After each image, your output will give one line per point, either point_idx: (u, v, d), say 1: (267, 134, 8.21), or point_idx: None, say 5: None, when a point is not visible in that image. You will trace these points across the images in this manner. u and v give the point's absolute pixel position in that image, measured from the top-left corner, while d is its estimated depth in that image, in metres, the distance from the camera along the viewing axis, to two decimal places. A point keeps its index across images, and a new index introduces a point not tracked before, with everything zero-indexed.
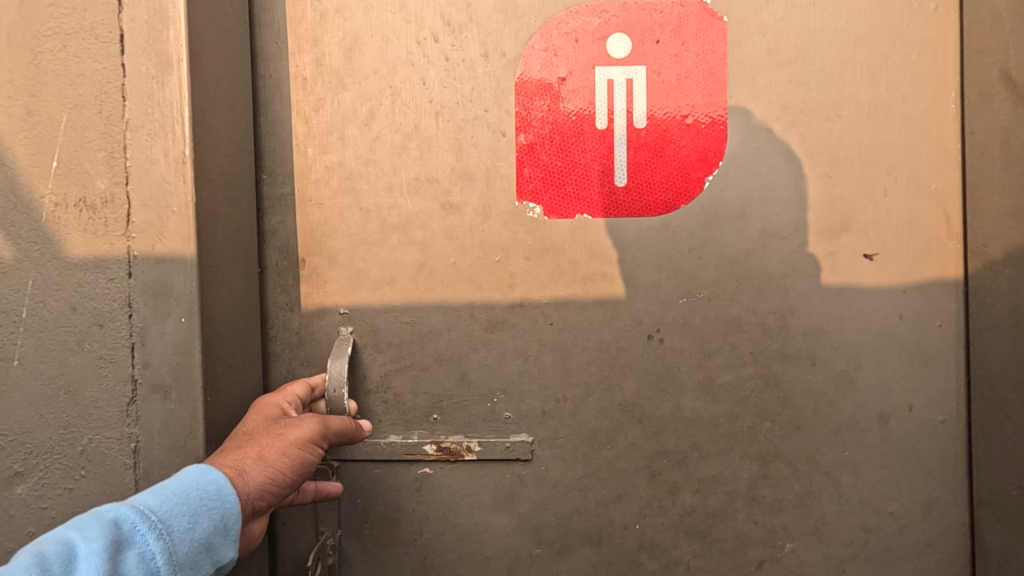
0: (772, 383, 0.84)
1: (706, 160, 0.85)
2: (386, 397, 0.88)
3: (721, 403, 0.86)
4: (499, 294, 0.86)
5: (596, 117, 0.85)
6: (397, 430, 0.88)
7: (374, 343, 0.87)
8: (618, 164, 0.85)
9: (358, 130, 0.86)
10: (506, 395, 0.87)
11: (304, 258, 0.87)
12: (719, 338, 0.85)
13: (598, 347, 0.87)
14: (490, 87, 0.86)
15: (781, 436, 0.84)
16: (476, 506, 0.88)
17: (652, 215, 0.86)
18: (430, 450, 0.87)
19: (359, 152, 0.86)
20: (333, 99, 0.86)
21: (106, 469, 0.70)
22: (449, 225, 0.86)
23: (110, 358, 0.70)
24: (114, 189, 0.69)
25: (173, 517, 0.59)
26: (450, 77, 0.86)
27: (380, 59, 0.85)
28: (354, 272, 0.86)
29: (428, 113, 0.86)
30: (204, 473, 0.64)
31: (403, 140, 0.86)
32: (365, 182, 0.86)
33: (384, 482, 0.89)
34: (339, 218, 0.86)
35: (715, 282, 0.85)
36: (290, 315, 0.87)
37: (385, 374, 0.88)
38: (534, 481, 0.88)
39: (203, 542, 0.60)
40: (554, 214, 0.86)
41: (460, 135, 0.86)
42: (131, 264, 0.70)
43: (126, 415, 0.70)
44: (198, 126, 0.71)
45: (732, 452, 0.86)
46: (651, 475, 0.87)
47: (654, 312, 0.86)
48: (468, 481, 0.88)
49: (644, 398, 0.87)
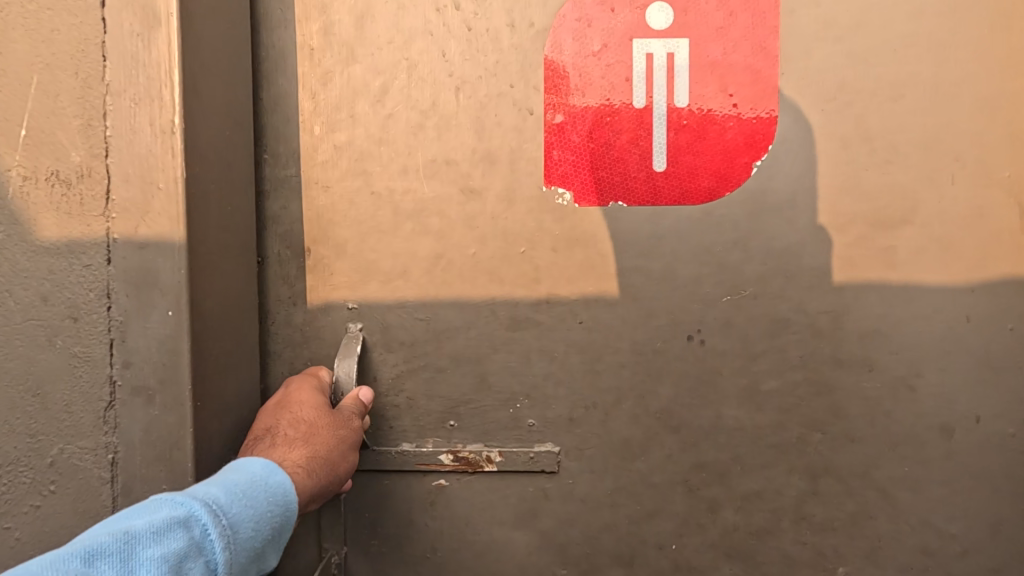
0: (822, 390, 0.77)
1: (753, 143, 0.77)
2: (398, 401, 0.80)
3: (766, 411, 0.78)
4: (523, 290, 0.79)
5: (633, 94, 0.77)
6: (411, 437, 0.80)
7: (386, 342, 0.79)
8: (657, 147, 0.77)
9: (370, 106, 0.78)
10: (530, 400, 0.80)
11: (310, 247, 0.79)
12: (765, 340, 0.78)
13: (632, 348, 0.79)
14: (516, 60, 0.78)
15: (833, 447, 0.77)
16: (494, 521, 0.81)
17: (692, 204, 0.78)
18: (446, 460, 0.80)
19: (370, 131, 0.78)
20: (344, 71, 0.78)
21: (80, 483, 0.62)
22: (469, 212, 0.78)
23: (86, 357, 0.62)
24: (91, 162, 0.62)
25: (239, 523, 0.55)
26: (472, 48, 0.78)
27: (395, 29, 0.78)
28: (364, 264, 0.79)
29: (447, 88, 0.78)
30: (274, 474, 0.60)
31: (420, 118, 0.78)
32: (377, 163, 0.78)
33: (396, 493, 0.81)
34: (349, 204, 0.78)
35: (762, 278, 0.78)
36: (294, 310, 0.79)
37: (397, 376, 0.80)
38: (560, 495, 0.80)
39: (259, 551, 0.57)
40: (585, 201, 0.78)
41: (483, 113, 0.78)
42: (110, 249, 0.62)
43: (103, 422, 0.62)
44: (191, 94, 0.63)
45: (779, 465, 0.78)
46: (688, 489, 0.80)
47: (693, 310, 0.79)
48: (486, 494, 0.81)
49: (681, 404, 0.79)
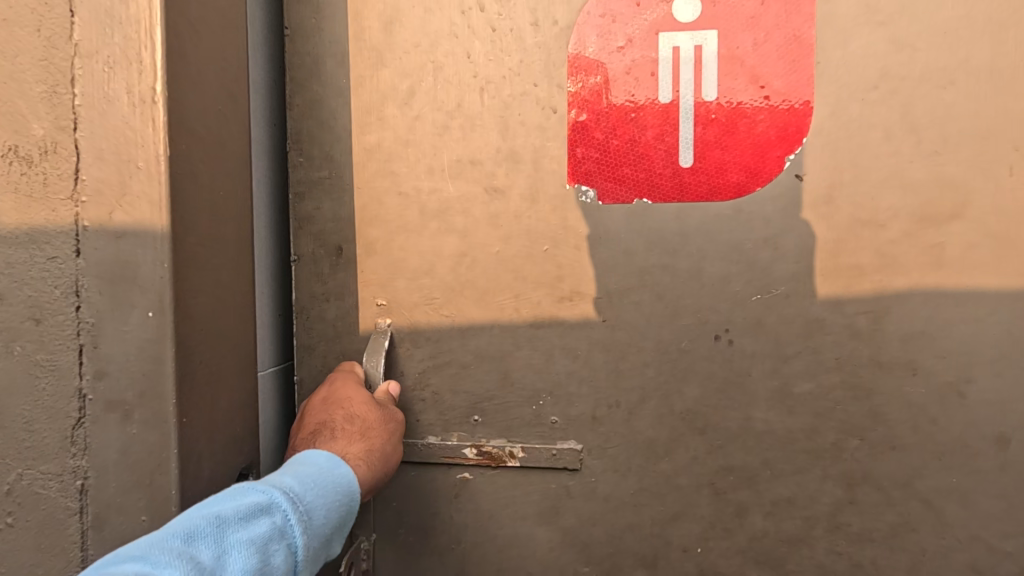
0: (861, 396, 0.72)
1: (785, 136, 0.72)
2: (423, 396, 0.74)
3: (799, 415, 0.73)
4: (544, 290, 0.72)
5: (659, 89, 0.71)
6: (435, 430, 0.75)
7: (412, 337, 0.74)
8: (684, 143, 0.72)
9: (398, 109, 0.72)
10: (553, 397, 0.73)
11: (342, 245, 0.74)
12: (800, 341, 0.73)
13: (657, 349, 0.73)
14: (540, 59, 0.71)
15: (872, 455, 0.72)
16: (517, 517, 0.75)
17: (721, 199, 0.73)
18: (470, 454, 0.74)
19: (398, 133, 0.73)
20: (371, 75, 0.72)
21: (44, 514, 0.54)
22: (493, 212, 0.72)
23: (53, 367, 0.54)
24: (57, 135, 0.53)
25: (315, 509, 0.54)
26: (497, 48, 0.71)
27: (422, 33, 0.72)
28: (393, 260, 0.73)
29: (472, 89, 0.71)
30: (337, 465, 0.58)
31: (445, 120, 0.72)
32: (404, 164, 0.73)
33: (421, 486, 0.76)
34: (376, 204, 0.73)
35: (796, 277, 0.73)
36: (326, 306, 0.75)
37: (422, 371, 0.74)
38: (582, 492, 0.74)
39: (327, 538, 0.55)
40: (610, 200, 0.72)
41: (506, 113, 0.71)
42: (79, 239, 0.54)
43: (71, 444, 0.54)
44: (176, 58, 0.55)
45: (812, 471, 0.73)
46: (715, 493, 0.74)
47: (721, 309, 0.73)
48: (510, 490, 0.75)
49: (707, 406, 0.74)
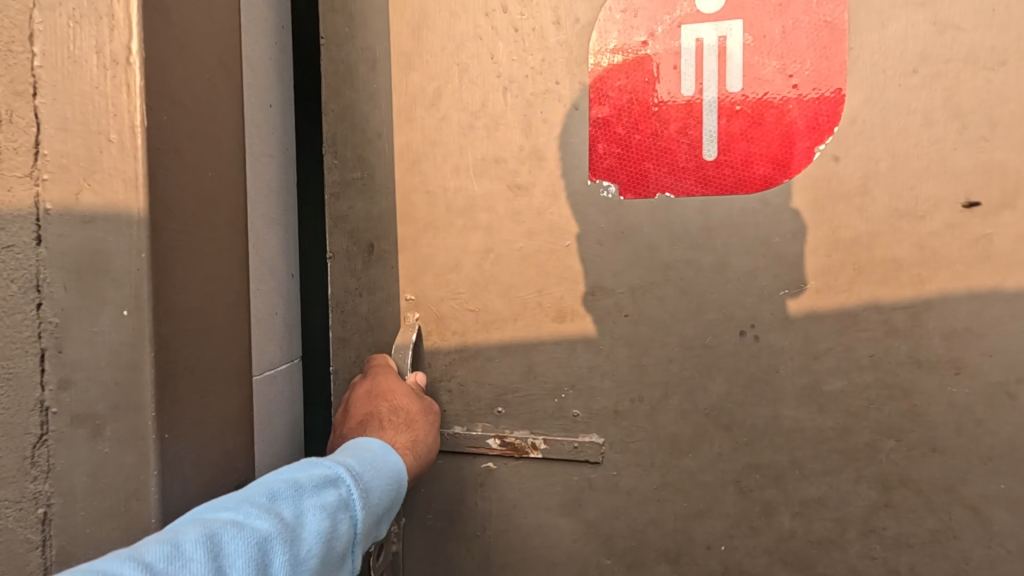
0: (898, 394, 0.69)
1: (814, 127, 0.70)
2: (450, 386, 0.76)
3: (830, 413, 0.70)
4: (565, 285, 0.72)
5: (682, 81, 0.70)
6: (461, 421, 0.76)
7: (439, 330, 0.76)
8: (708, 136, 0.70)
9: (425, 111, 0.74)
10: (575, 391, 0.73)
11: (372, 241, 0.77)
12: (831, 337, 0.70)
13: (681, 344, 0.72)
14: (563, 56, 0.71)
15: (910, 458, 0.69)
16: (541, 509, 0.76)
17: (747, 193, 0.71)
18: (494, 444, 0.76)
19: (424, 134, 0.75)
20: (400, 78, 0.75)
21: (4, 540, 0.57)
22: (516, 207, 0.72)
23: (13, 376, 0.56)
24: (17, 107, 0.55)
25: (373, 487, 0.55)
26: (519, 48, 0.72)
27: (447, 35, 0.73)
28: (421, 256, 0.75)
29: (495, 88, 0.73)
30: (388, 451, 0.60)
31: (470, 118, 0.73)
32: (430, 164, 0.75)
33: (447, 473, 0.78)
34: (406, 203, 0.76)
35: (827, 270, 0.70)
36: (359, 301, 0.78)
37: (449, 363, 0.76)
38: (605, 486, 0.74)
39: (379, 519, 0.56)
40: (632, 194, 0.71)
41: (529, 110, 0.72)
42: (39, 224, 0.56)
43: (32, 464, 0.57)
44: (158, 30, 0.57)
45: (844, 472, 0.70)
46: (740, 491, 0.72)
47: (749, 305, 0.71)
48: (533, 481, 0.76)
49: (735, 403, 0.72)
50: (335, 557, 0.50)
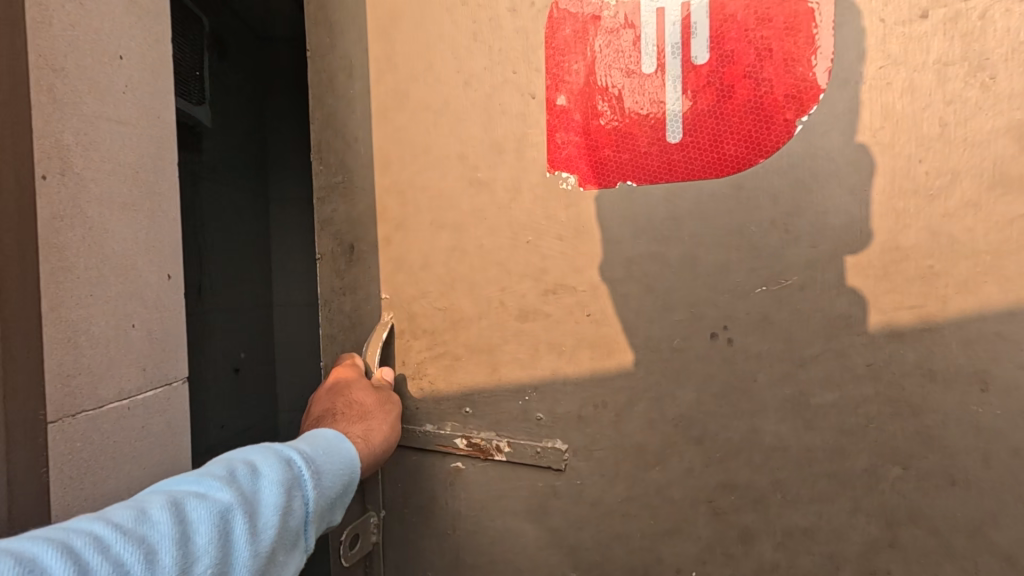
0: (906, 412, 0.57)
1: (796, 94, 0.60)
2: (421, 385, 0.82)
3: (819, 431, 0.60)
4: (529, 282, 0.74)
5: (642, 58, 0.67)
6: (432, 419, 0.82)
7: (412, 327, 0.83)
8: (671, 115, 0.66)
9: (394, 111, 0.82)
10: (539, 394, 0.75)
11: (353, 243, 0.86)
12: (819, 341, 0.60)
13: (646, 346, 0.68)
14: (518, 44, 0.73)
15: (920, 490, 0.57)
16: (508, 510, 0.77)
17: (717, 176, 0.64)
18: (461, 444, 0.80)
19: (396, 135, 0.82)
20: (374, 82, 0.83)
21: None
22: (478, 204, 0.77)
23: None
24: None
25: (324, 468, 0.59)
26: (478, 41, 0.76)
27: (413, 35, 0.80)
28: (395, 257, 0.83)
29: (456, 84, 0.77)
30: (338, 438, 0.63)
31: (434, 117, 0.79)
32: (400, 164, 0.82)
33: (422, 469, 0.83)
34: (380, 205, 0.84)
35: (812, 264, 0.60)
36: (343, 299, 0.88)
37: (420, 362, 0.82)
38: (569, 494, 0.73)
39: (332, 503, 0.59)
40: (592, 184, 0.70)
41: (489, 103, 0.75)
42: None
43: None
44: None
45: (836, 501, 0.60)
46: (713, 512, 0.65)
47: (720, 304, 0.64)
48: (499, 482, 0.78)
49: (705, 413, 0.65)
50: (289, 533, 0.53)
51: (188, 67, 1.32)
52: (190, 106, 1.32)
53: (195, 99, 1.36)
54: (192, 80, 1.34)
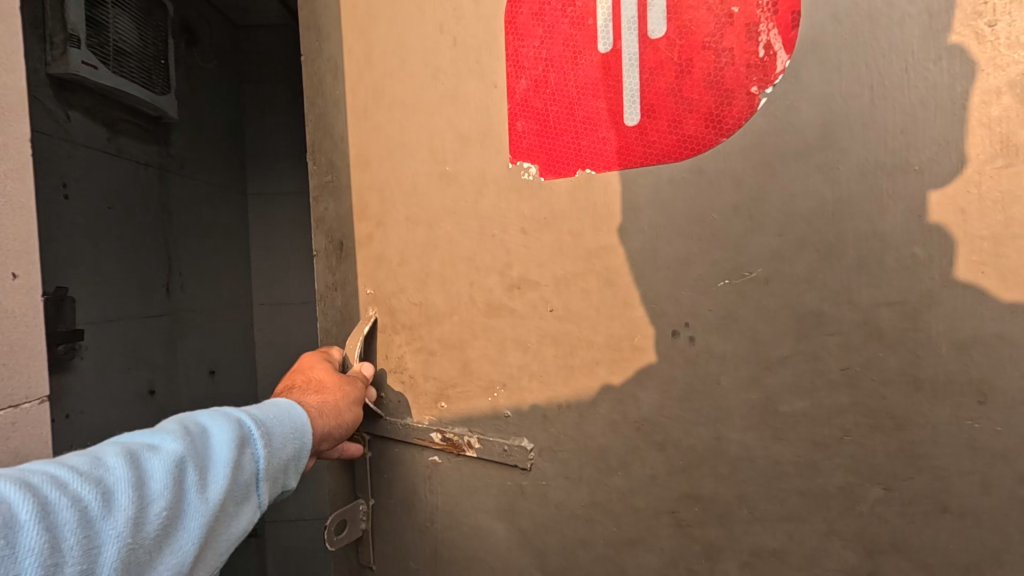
0: (889, 426, 0.49)
1: (759, 63, 0.53)
2: (402, 379, 0.83)
3: (791, 444, 0.53)
4: (496, 276, 0.72)
5: (598, 37, 0.62)
6: (411, 413, 0.83)
7: (392, 322, 0.83)
8: (628, 96, 0.61)
9: (371, 109, 0.82)
10: (507, 391, 0.73)
11: (342, 240, 0.88)
12: (789, 342, 0.53)
13: (608, 344, 0.64)
14: (481, 32, 0.71)
15: (905, 516, 0.49)
16: (479, 507, 0.77)
17: (675, 159, 0.58)
18: (436, 438, 0.80)
19: (374, 133, 0.82)
20: (355, 80, 0.84)
21: None
22: (448, 198, 0.76)
23: None
24: None
25: (276, 432, 0.59)
26: (441, 32, 0.74)
27: (386, 30, 0.79)
28: (376, 254, 0.84)
29: (425, 77, 0.76)
30: (290, 408, 0.63)
31: (406, 112, 0.79)
32: (378, 161, 0.82)
33: (403, 461, 0.84)
34: (362, 202, 0.85)
35: (781, 255, 0.53)
36: (336, 295, 0.90)
37: (400, 357, 0.83)
38: (535, 494, 0.71)
39: (285, 466, 0.59)
40: (552, 174, 0.67)
41: (455, 95, 0.74)
42: None
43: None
44: None
45: (809, 523, 0.53)
46: (677, 525, 0.60)
47: (683, 300, 0.59)
48: (471, 478, 0.77)
49: (669, 419, 0.60)
50: (239, 488, 0.54)
51: (151, 57, 1.44)
52: (153, 96, 1.43)
53: (160, 89, 1.47)
54: (156, 70, 1.45)
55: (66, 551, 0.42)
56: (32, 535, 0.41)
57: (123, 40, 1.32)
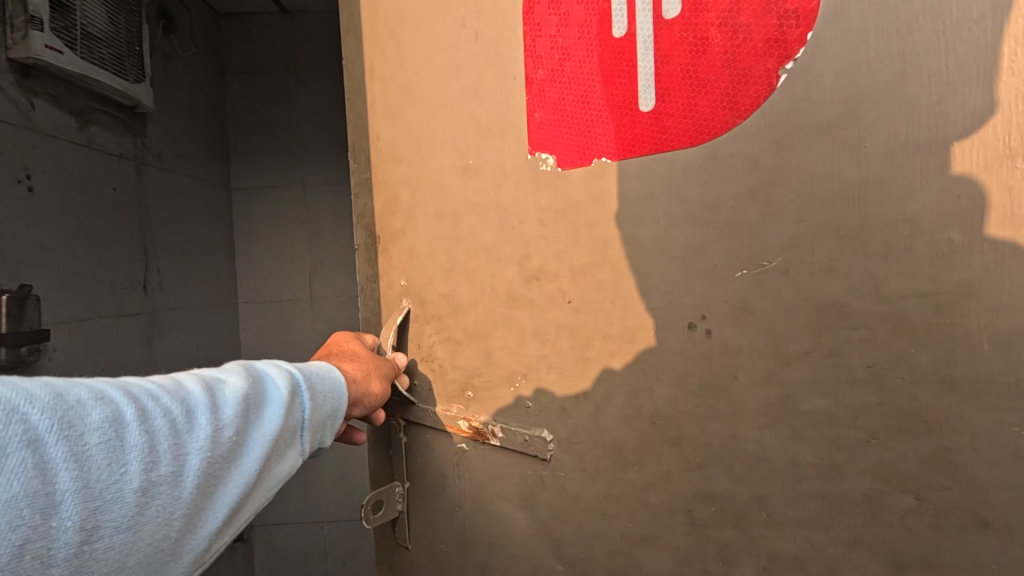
0: (921, 431, 0.45)
1: (778, 38, 0.50)
2: (431, 367, 0.86)
3: (812, 445, 0.50)
4: (516, 267, 0.73)
5: (613, 22, 0.61)
6: (440, 400, 0.85)
7: (422, 313, 0.86)
8: (643, 80, 0.59)
9: (402, 107, 0.85)
10: (527, 382, 0.73)
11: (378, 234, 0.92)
12: (810, 336, 0.49)
13: (623, 336, 0.63)
14: (502, 24, 0.71)
15: (939, 529, 0.45)
16: (501, 495, 0.78)
17: (691, 144, 0.56)
18: (463, 426, 0.82)
19: (404, 130, 0.85)
20: (387, 79, 0.87)
21: None
22: (472, 190, 0.77)
23: None
24: None
25: (320, 389, 0.58)
26: (464, 28, 0.75)
27: (415, 29, 0.81)
28: (408, 246, 0.87)
29: (449, 74, 0.78)
30: (327, 368, 0.62)
31: (433, 108, 0.81)
32: (408, 157, 0.85)
33: (434, 447, 0.88)
34: (395, 197, 0.88)
35: (801, 243, 0.49)
36: (374, 286, 0.94)
37: (430, 346, 0.86)
38: (554, 485, 0.71)
39: (323, 423, 0.57)
40: (569, 164, 0.66)
41: (478, 89, 0.75)
42: None
43: None
44: None
45: (832, 530, 0.50)
46: (692, 524, 0.58)
47: (698, 291, 0.56)
48: (494, 466, 0.79)
49: (685, 414, 0.58)
50: (290, 432, 0.52)
51: (123, 42, 1.46)
52: (126, 84, 1.45)
53: (133, 76, 1.49)
54: (128, 56, 1.47)
55: (160, 453, 0.41)
56: (133, 432, 0.40)
57: (91, 24, 1.32)
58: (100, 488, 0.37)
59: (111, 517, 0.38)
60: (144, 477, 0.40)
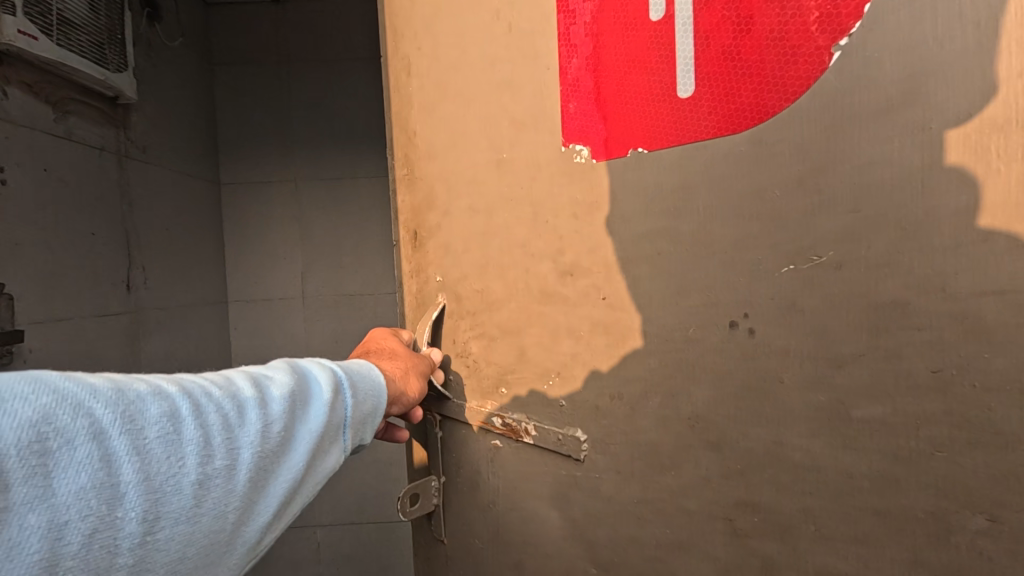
0: (994, 444, 0.40)
1: (832, 13, 0.45)
2: (466, 363, 0.86)
3: (867, 456, 0.46)
4: (550, 263, 0.71)
5: (651, 5, 0.58)
6: (474, 396, 0.85)
7: (457, 308, 0.86)
8: (682, 65, 0.55)
9: (438, 102, 0.85)
10: (560, 379, 0.72)
11: (416, 230, 0.92)
12: (865, 337, 0.45)
13: (660, 333, 0.60)
14: (536, 13, 0.69)
15: (1017, 555, 0.40)
16: (534, 493, 0.77)
17: (733, 131, 0.52)
18: (496, 423, 0.81)
19: (440, 125, 0.85)
20: (424, 75, 0.87)
21: None
22: (506, 184, 0.76)
23: None
24: None
25: (361, 387, 0.58)
26: (498, 20, 0.74)
27: (450, 23, 0.81)
28: (443, 242, 0.87)
29: (484, 68, 0.77)
30: (367, 366, 0.62)
31: (468, 103, 0.80)
32: (443, 152, 0.85)
33: (468, 442, 0.87)
34: (431, 193, 0.88)
35: (856, 235, 0.45)
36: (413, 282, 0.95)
37: (464, 342, 0.85)
38: (587, 487, 0.70)
39: (364, 421, 0.58)
40: (605, 156, 0.64)
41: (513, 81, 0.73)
42: None
43: None
44: None
45: (889, 549, 0.46)
46: (733, 533, 0.55)
47: (739, 287, 0.53)
48: (527, 464, 0.78)
49: (725, 418, 0.55)
50: (334, 429, 0.53)
51: (103, 29, 1.48)
52: (106, 72, 1.47)
53: (113, 66, 1.51)
54: (108, 43, 1.50)
55: (214, 448, 0.43)
56: (189, 427, 0.42)
57: (69, 12, 1.35)
58: (159, 480, 0.39)
59: (171, 508, 0.39)
60: (200, 470, 0.41)
